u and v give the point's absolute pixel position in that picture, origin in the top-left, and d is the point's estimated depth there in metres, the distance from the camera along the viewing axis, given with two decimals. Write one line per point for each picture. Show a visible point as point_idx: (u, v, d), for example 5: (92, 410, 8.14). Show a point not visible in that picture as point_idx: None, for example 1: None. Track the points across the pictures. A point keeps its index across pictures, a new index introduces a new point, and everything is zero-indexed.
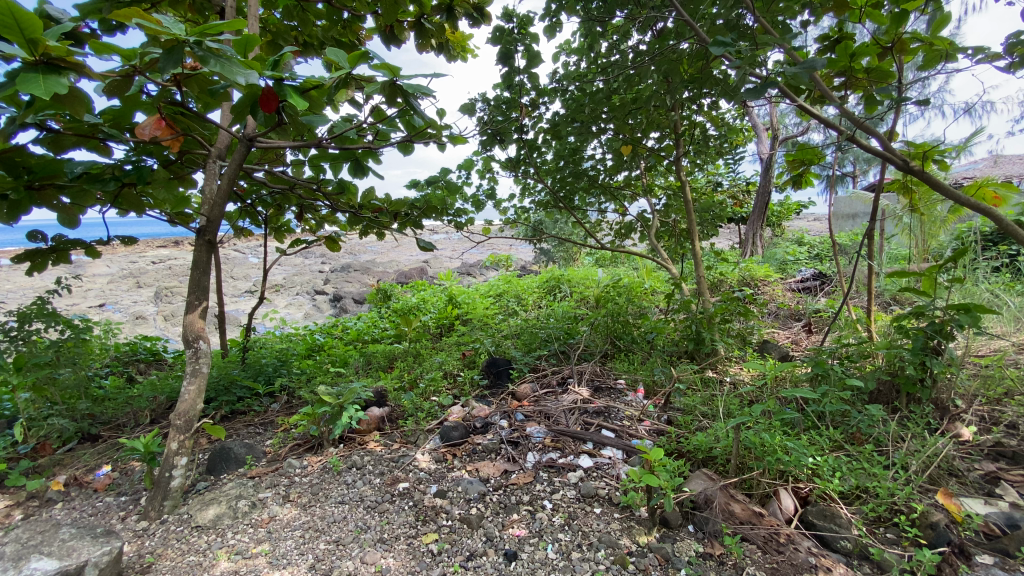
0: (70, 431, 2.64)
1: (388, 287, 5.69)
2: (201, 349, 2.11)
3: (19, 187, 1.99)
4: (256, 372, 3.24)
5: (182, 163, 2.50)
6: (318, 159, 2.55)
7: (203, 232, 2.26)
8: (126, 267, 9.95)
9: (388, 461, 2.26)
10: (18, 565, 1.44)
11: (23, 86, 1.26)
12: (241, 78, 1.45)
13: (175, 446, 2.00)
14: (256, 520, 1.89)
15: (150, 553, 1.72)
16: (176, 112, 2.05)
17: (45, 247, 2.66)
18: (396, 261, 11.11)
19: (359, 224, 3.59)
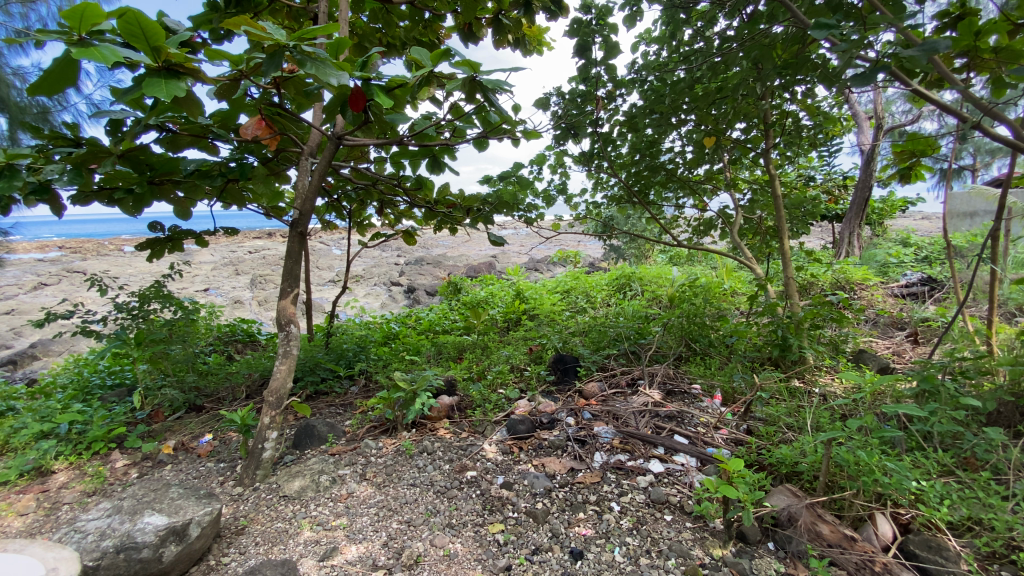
0: (179, 401, 2.96)
1: (459, 281, 5.82)
2: (292, 333, 2.27)
3: (142, 181, 2.24)
4: (337, 356, 3.45)
5: (278, 161, 2.70)
6: (398, 157, 2.67)
7: (296, 224, 2.45)
8: (227, 256, 10.96)
9: (457, 449, 2.32)
10: (135, 517, 1.63)
11: (148, 90, 1.41)
12: (333, 79, 1.53)
13: (267, 420, 2.17)
14: (336, 495, 2.01)
15: (244, 517, 1.89)
16: (274, 113, 2.22)
17: (162, 236, 2.98)
18: (466, 256, 11.36)
19: (434, 218, 3.70)
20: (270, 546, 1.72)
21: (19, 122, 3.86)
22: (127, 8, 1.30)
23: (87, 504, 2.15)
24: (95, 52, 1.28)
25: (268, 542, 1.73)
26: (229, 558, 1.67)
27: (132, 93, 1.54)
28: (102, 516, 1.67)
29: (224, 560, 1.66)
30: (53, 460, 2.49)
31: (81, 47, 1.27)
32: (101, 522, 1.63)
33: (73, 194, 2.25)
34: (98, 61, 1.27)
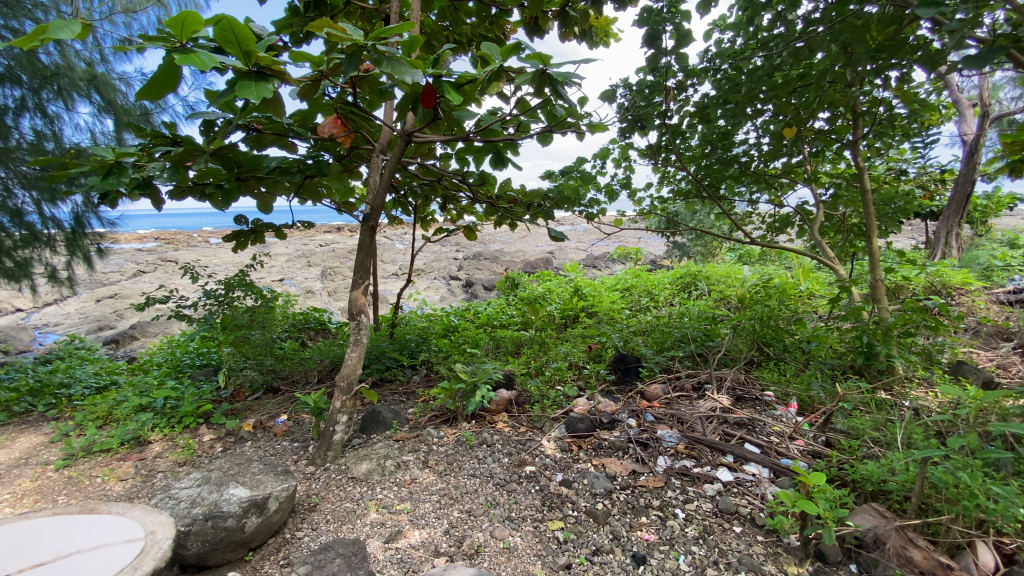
0: (258, 383, 3.18)
1: (517, 276, 5.84)
2: (363, 322, 2.36)
3: (231, 178, 2.42)
4: (401, 346, 3.57)
5: (351, 158, 2.83)
6: (464, 153, 2.70)
7: (367, 219, 2.57)
8: (300, 249, 11.63)
9: (516, 443, 2.33)
10: (221, 488, 1.77)
11: (241, 92, 1.51)
12: (408, 77, 1.57)
13: (338, 404, 2.29)
14: (400, 480, 2.09)
15: (316, 495, 2.00)
16: (349, 112, 2.32)
17: (246, 229, 3.19)
18: (523, 251, 11.38)
19: (495, 214, 3.74)
20: (339, 524, 1.81)
21: (125, 124, 4.26)
22: (223, 15, 1.39)
23: (179, 473, 2.36)
24: (195, 58, 1.38)
25: (338, 521, 1.83)
26: (303, 533, 1.78)
27: (225, 95, 1.65)
28: (194, 485, 1.82)
29: (298, 535, 1.77)
30: (151, 431, 2.75)
31: (183, 54, 1.38)
32: (193, 491, 1.77)
33: (171, 190, 2.46)
34: (198, 66, 1.37)
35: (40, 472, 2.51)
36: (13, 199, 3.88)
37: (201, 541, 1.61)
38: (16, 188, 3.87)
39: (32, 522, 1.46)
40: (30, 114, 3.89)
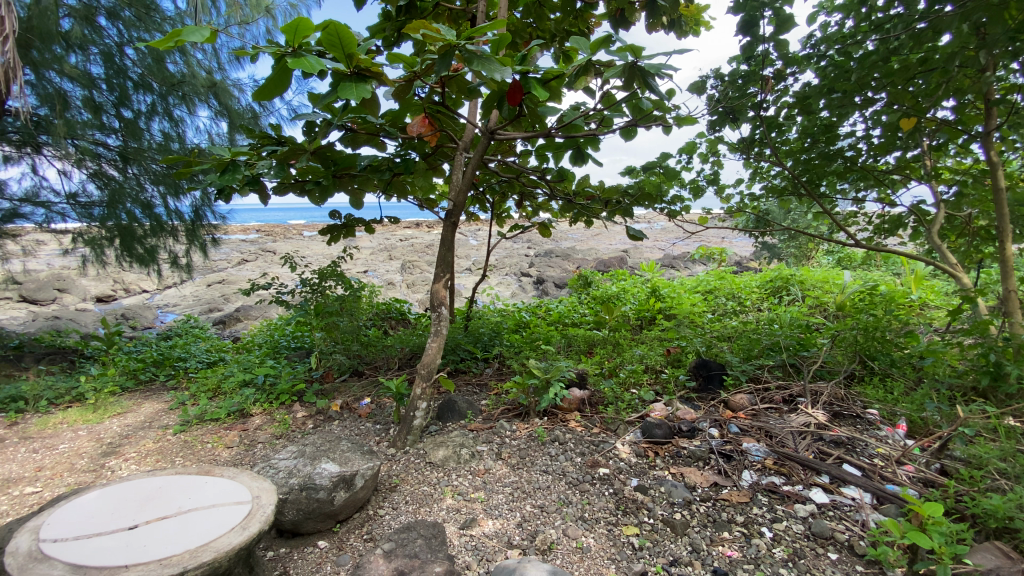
0: (345, 366, 3.40)
1: (591, 275, 5.76)
2: (443, 314, 2.44)
3: (328, 175, 2.60)
4: (475, 339, 3.65)
5: (436, 156, 2.94)
6: (544, 150, 2.72)
7: (450, 215, 2.66)
8: (381, 243, 12.25)
9: (589, 443, 2.30)
10: (315, 462, 1.91)
11: (343, 94, 1.61)
12: (497, 74, 1.60)
13: (418, 391, 2.39)
14: (474, 469, 2.14)
15: (396, 476, 2.10)
16: (435, 110, 2.40)
17: (339, 223, 3.41)
18: (597, 250, 11.21)
19: (572, 211, 3.71)
20: (417, 506, 1.89)
21: (237, 126, 4.71)
22: (331, 20, 1.49)
23: (276, 445, 2.59)
24: (305, 61, 1.50)
25: (416, 503, 1.91)
26: (384, 511, 1.89)
27: (327, 97, 1.77)
28: (291, 457, 1.98)
29: (380, 513, 1.88)
30: (253, 405, 3.03)
31: (295, 58, 1.49)
32: (290, 462, 1.93)
33: (276, 185, 2.68)
34: (308, 69, 1.48)
35: (161, 435, 2.85)
36: (145, 193, 4.44)
37: (297, 509, 1.75)
38: (147, 183, 4.42)
39: (157, 478, 1.62)
40: (160, 118, 4.41)
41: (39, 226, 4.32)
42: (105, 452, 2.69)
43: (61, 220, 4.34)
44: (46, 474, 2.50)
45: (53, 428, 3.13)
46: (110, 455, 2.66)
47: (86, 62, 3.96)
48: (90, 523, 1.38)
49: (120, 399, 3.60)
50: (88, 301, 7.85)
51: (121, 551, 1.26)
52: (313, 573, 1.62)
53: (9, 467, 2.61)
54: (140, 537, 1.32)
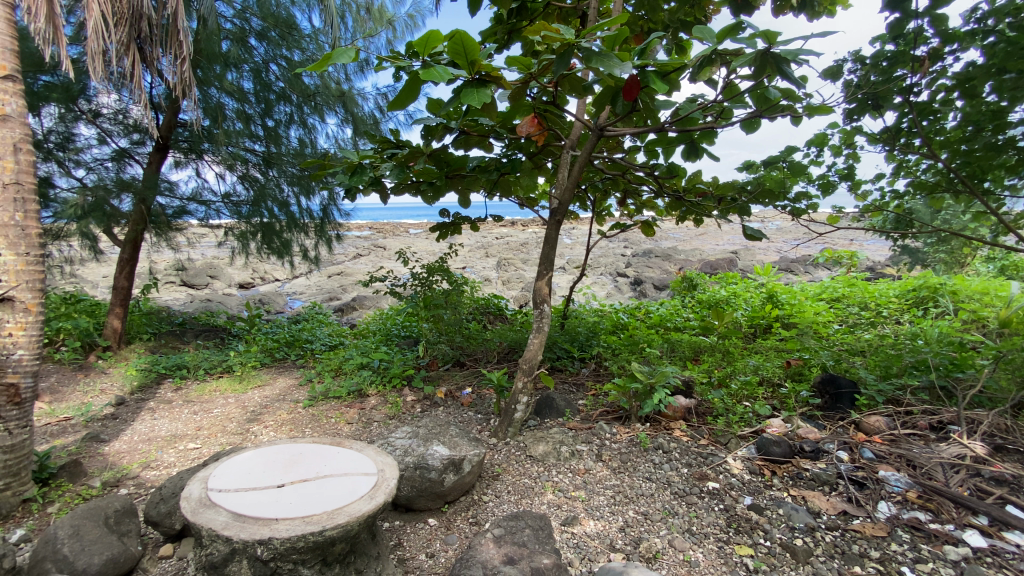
0: (449, 356, 3.57)
1: (696, 277, 5.47)
2: (545, 310, 2.46)
3: (441, 176, 2.74)
4: (572, 338, 3.63)
5: (542, 154, 2.96)
6: (655, 144, 2.64)
7: (555, 213, 2.69)
8: (480, 241, 12.68)
9: (696, 454, 2.21)
10: (427, 443, 2.02)
11: (466, 99, 1.70)
12: (617, 70, 1.58)
13: (520, 385, 2.43)
14: (574, 468, 2.15)
15: (498, 465, 2.19)
16: (545, 108, 2.43)
17: (447, 220, 3.57)
18: (701, 250, 10.61)
19: (680, 209, 3.54)
20: (519, 497, 1.97)
21: (360, 131, 5.14)
22: (458, 30, 1.58)
23: (388, 425, 2.81)
24: (434, 71, 1.59)
25: (519, 494, 1.99)
26: (488, 498, 1.99)
27: (449, 103, 1.87)
28: (406, 436, 2.11)
29: (484, 499, 1.98)
30: (369, 386, 3.32)
31: (425, 69, 1.60)
32: (406, 441, 2.06)
33: (394, 186, 2.88)
34: (437, 79, 1.57)
35: (293, 407, 3.22)
36: (281, 192, 5.00)
37: (411, 485, 1.89)
38: (284, 184, 4.98)
39: (296, 445, 1.83)
40: (295, 125, 4.93)
41: (201, 222, 5.03)
42: (249, 418, 3.10)
43: (217, 216, 5.03)
44: (205, 433, 2.93)
45: (209, 394, 3.66)
46: (253, 422, 3.05)
47: (239, 78, 4.53)
48: (246, 479, 1.58)
49: (260, 373, 4.12)
50: (233, 287, 9.03)
51: (272, 506, 1.44)
52: (424, 548, 1.76)
53: (177, 424, 3.10)
54: (285, 496, 1.49)
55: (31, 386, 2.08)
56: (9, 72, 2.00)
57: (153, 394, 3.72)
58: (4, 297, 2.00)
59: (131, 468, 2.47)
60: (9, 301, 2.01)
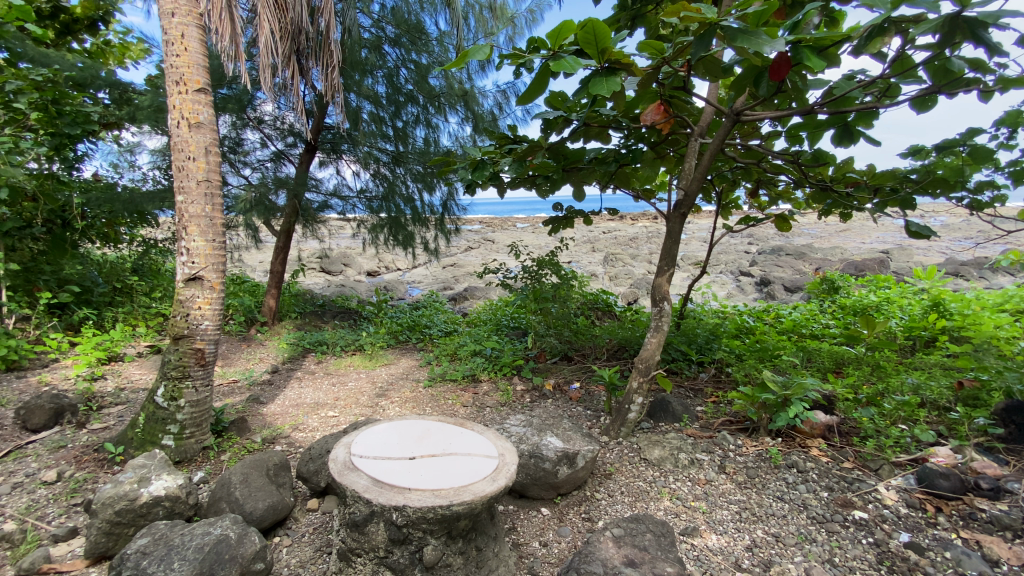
0: (558, 349, 3.58)
1: (837, 279, 4.87)
2: (665, 309, 2.35)
3: (559, 169, 2.74)
4: (690, 339, 3.41)
5: (665, 144, 2.83)
6: (798, 129, 2.39)
7: (679, 205, 2.55)
8: (590, 237, 12.55)
9: (838, 478, 2.00)
10: (541, 434, 2.06)
11: (595, 89, 1.67)
12: (766, 47, 1.44)
13: (635, 385, 2.35)
14: (694, 477, 2.08)
15: (610, 464, 2.18)
16: (673, 93, 2.31)
17: (561, 214, 3.56)
18: (842, 249, 9.42)
19: (824, 202, 3.16)
20: (634, 500, 1.97)
21: (481, 128, 5.33)
22: (590, 18, 1.56)
23: (500, 412, 2.92)
24: (564, 63, 1.60)
25: (634, 497, 1.98)
26: (601, 496, 2.00)
27: (576, 94, 1.86)
28: (521, 425, 2.16)
29: (597, 496, 2.00)
30: (482, 371, 3.47)
31: (556, 61, 1.61)
32: (521, 429, 2.12)
33: (511, 180, 2.94)
34: (566, 69, 1.58)
35: (415, 386, 3.47)
36: (407, 188, 5.40)
37: (526, 474, 1.94)
38: (410, 181, 5.37)
39: (425, 421, 1.96)
40: (421, 125, 5.24)
41: (339, 215, 5.60)
42: (377, 394, 3.40)
43: (352, 210, 5.57)
44: (341, 403, 3.27)
45: (344, 369, 4.09)
46: (381, 397, 3.34)
47: (374, 83, 4.91)
48: (382, 448, 1.73)
49: (386, 353, 4.51)
50: (362, 274, 9.97)
51: (405, 476, 1.55)
52: (538, 536, 1.81)
53: (319, 393, 3.50)
54: (415, 469, 1.59)
55: (213, 352, 2.47)
56: (202, 86, 2.38)
57: (300, 364, 4.25)
58: (196, 276, 2.39)
59: (283, 429, 2.83)
60: (200, 279, 2.40)
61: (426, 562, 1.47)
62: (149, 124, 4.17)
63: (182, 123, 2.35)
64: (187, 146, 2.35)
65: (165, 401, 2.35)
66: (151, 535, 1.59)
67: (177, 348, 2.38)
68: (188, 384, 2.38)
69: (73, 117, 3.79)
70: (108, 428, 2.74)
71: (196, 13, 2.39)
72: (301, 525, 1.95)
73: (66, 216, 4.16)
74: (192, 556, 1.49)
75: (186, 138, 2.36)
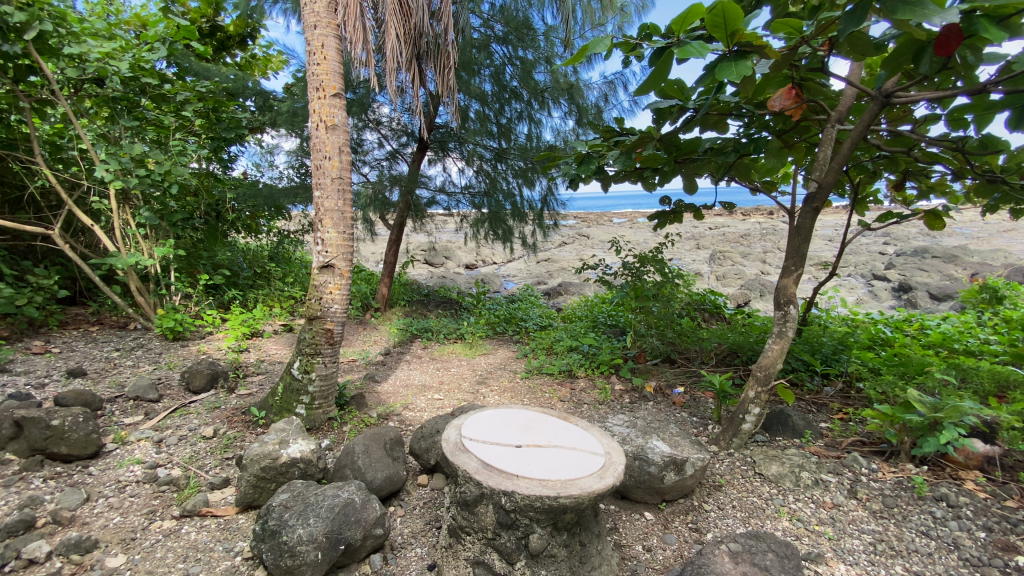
0: (660, 351, 3.43)
1: (1002, 287, 4.14)
2: (790, 314, 2.16)
3: (671, 161, 2.62)
4: (813, 348, 3.10)
5: (793, 132, 2.59)
6: (963, 112, 2.05)
7: (811, 199, 2.31)
8: (694, 234, 11.92)
9: (1001, 519, 1.73)
10: (646, 437, 2.01)
11: (722, 75, 1.58)
12: (934, 18, 1.25)
13: (752, 394, 2.19)
14: (818, 499, 1.92)
15: (720, 475, 2.08)
16: (805, 76, 2.11)
17: (669, 208, 3.41)
18: (1007, 252, 7.99)
19: (992, 195, 2.69)
20: (747, 515, 1.86)
21: (585, 121, 5.28)
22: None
23: (599, 410, 2.89)
24: (690, 49, 1.53)
25: (747, 513, 1.87)
26: (710, 507, 1.92)
27: (698, 81, 1.77)
28: (625, 425, 2.13)
29: (705, 507, 1.92)
30: (579, 368, 3.46)
31: (681, 47, 1.53)
32: (624, 429, 2.09)
33: (617, 174, 2.88)
34: (693, 56, 1.50)
35: (513, 377, 3.56)
36: (508, 184, 5.52)
37: (630, 475, 1.91)
38: (511, 177, 5.49)
39: (530, 412, 2.00)
40: (525, 120, 5.31)
41: (445, 210, 5.86)
42: (478, 381, 3.54)
43: (457, 206, 5.81)
44: (445, 387, 3.46)
45: (448, 355, 4.31)
46: (481, 384, 3.47)
47: (482, 82, 5.04)
48: (491, 434, 1.80)
49: (485, 343, 4.68)
50: (461, 267, 10.40)
51: (513, 463, 1.60)
52: (641, 540, 1.78)
53: (425, 376, 3.73)
54: (523, 457, 1.64)
55: (340, 332, 2.73)
56: (338, 91, 2.62)
57: (408, 348, 4.54)
58: (329, 264, 2.65)
59: (395, 407, 3.06)
60: (332, 266, 2.65)
61: (531, 549, 1.50)
62: (287, 128, 4.68)
63: (321, 125, 2.61)
64: (324, 146, 2.61)
65: (299, 374, 2.63)
66: (290, 491, 1.79)
67: (311, 327, 2.66)
68: (319, 360, 2.65)
69: (228, 122, 4.37)
70: (252, 394, 3.15)
71: (333, 24, 2.64)
72: (412, 498, 2.10)
73: (220, 210, 4.81)
74: (325, 514, 1.66)
75: (324, 138, 2.60)
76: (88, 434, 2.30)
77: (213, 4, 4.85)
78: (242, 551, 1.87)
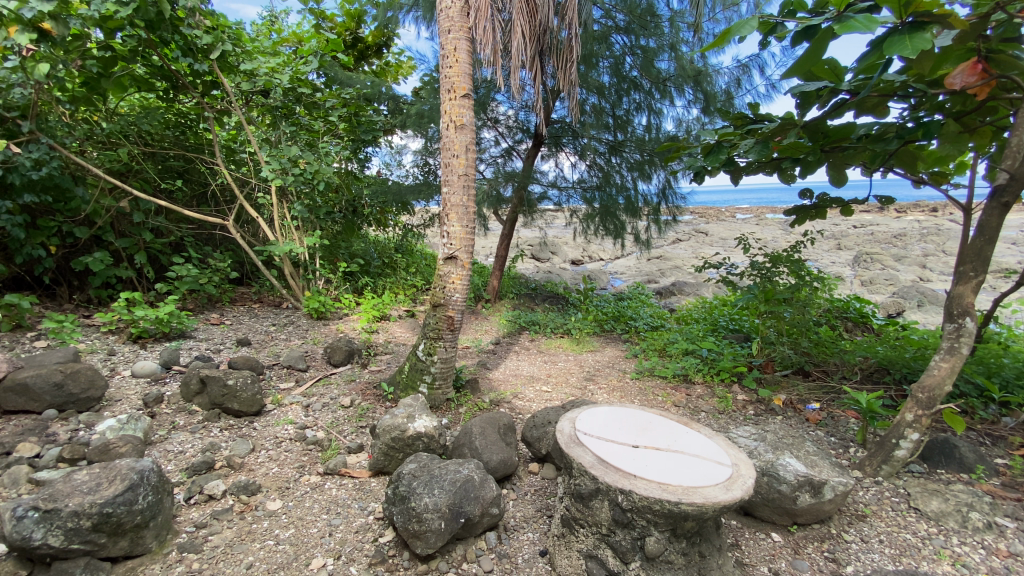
0: (792, 361, 3.12)
1: None
2: (965, 327, 1.85)
3: (816, 149, 2.37)
4: (993, 370, 2.61)
5: (977, 113, 2.19)
6: None
7: (1000, 191, 1.92)
8: (834, 233, 10.63)
9: None
10: (777, 452, 1.87)
11: (893, 50, 1.38)
12: None
13: (910, 417, 1.91)
14: (991, 545, 1.64)
15: (864, 505, 1.86)
16: (995, 48, 1.78)
17: (811, 204, 3.07)
18: None
19: None
20: (897, 552, 1.64)
21: (714, 109, 4.91)
22: None
23: (718, 419, 2.73)
24: (854, 22, 1.36)
25: (896, 548, 1.65)
26: (851, 538, 1.72)
27: (860, 58, 1.57)
28: (752, 438, 2.00)
29: (845, 537, 1.73)
30: (696, 373, 3.28)
31: (843, 22, 1.37)
32: (751, 442, 1.96)
33: (749, 165, 2.67)
34: (858, 29, 1.33)
35: (623, 376, 3.49)
36: (622, 178, 5.41)
37: (757, 492, 1.78)
38: (625, 170, 5.37)
39: (647, 414, 1.96)
40: (644, 111, 5.14)
41: (556, 206, 5.89)
42: (586, 377, 3.53)
43: (567, 201, 5.79)
44: (553, 379, 3.51)
45: (555, 349, 4.36)
46: (589, 381, 3.46)
47: (601, 74, 4.95)
48: (607, 430, 1.80)
49: (592, 339, 4.66)
50: (569, 263, 10.39)
51: (630, 462, 1.59)
52: (766, 561, 1.65)
53: (534, 367, 3.81)
54: (642, 457, 1.62)
55: (460, 320, 2.89)
56: (467, 91, 2.75)
57: (517, 339, 4.67)
58: (452, 256, 2.81)
59: (507, 394, 3.17)
60: (455, 258, 2.81)
61: (648, 552, 1.47)
62: (414, 129, 5.04)
63: (450, 125, 2.76)
64: (453, 145, 2.77)
65: (424, 356, 2.85)
66: (417, 462, 1.95)
67: (435, 314, 2.85)
68: (441, 344, 2.84)
69: (366, 125, 4.86)
70: (381, 371, 3.48)
71: (465, 27, 2.76)
72: (524, 484, 2.17)
73: (357, 206, 5.31)
74: (448, 487, 1.77)
75: (453, 138, 2.76)
76: (254, 395, 2.70)
77: (356, 18, 5.35)
78: (373, 511, 2.08)
